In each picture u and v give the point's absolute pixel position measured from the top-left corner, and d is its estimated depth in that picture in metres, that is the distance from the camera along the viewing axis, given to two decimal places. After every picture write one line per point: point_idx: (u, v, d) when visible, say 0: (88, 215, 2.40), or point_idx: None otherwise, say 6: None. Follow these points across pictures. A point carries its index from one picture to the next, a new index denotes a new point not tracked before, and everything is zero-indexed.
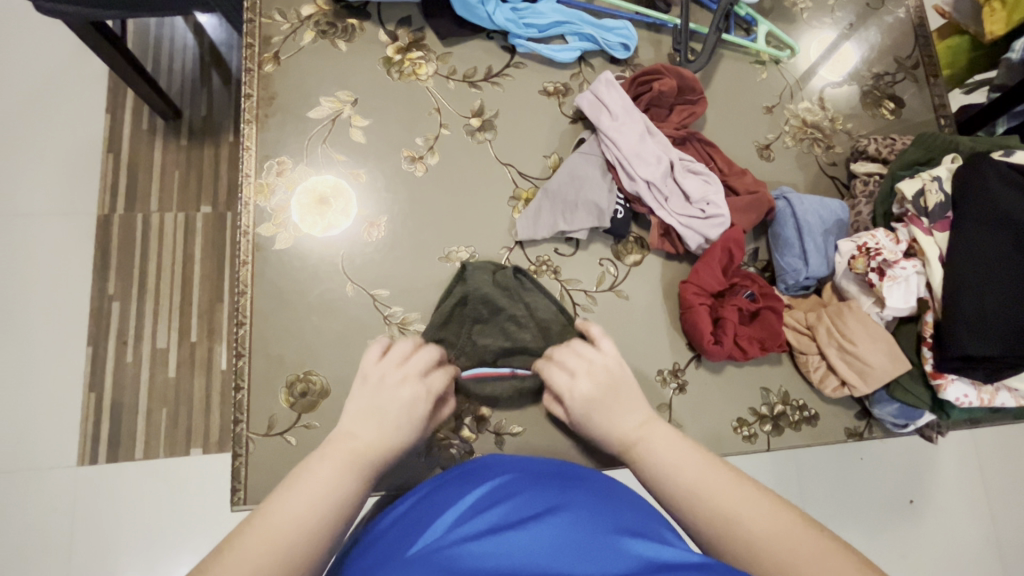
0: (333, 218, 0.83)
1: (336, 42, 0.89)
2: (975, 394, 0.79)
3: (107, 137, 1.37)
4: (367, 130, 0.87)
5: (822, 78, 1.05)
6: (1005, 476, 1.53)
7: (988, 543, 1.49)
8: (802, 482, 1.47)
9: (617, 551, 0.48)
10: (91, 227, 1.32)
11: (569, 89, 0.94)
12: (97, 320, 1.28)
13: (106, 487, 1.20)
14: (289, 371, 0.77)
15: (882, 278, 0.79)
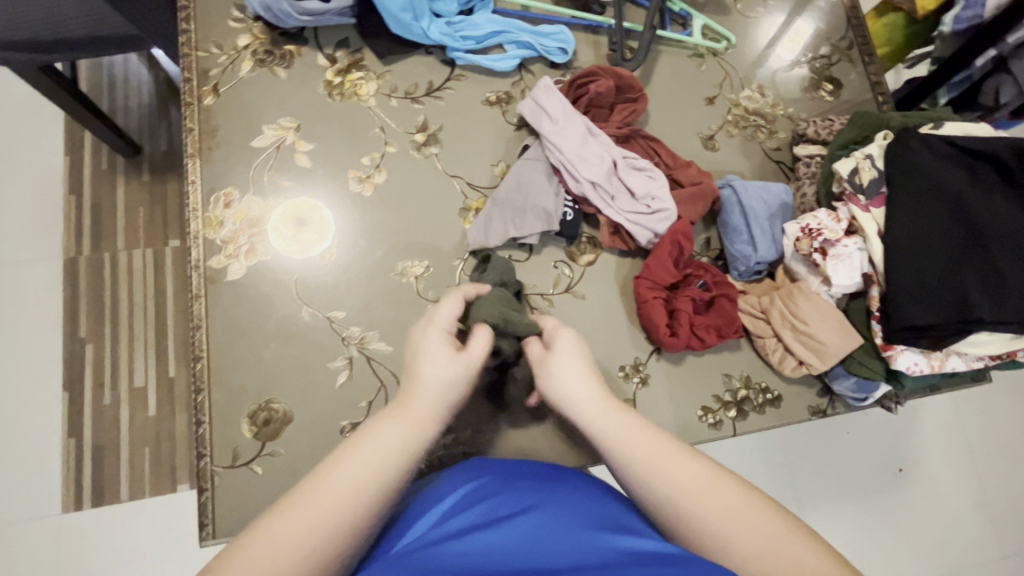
0: (310, 229, 0.85)
1: (275, 69, 0.89)
2: (924, 361, 0.81)
3: (68, 180, 1.36)
4: (312, 155, 0.87)
5: (777, 57, 1.08)
6: (985, 435, 1.57)
7: (975, 504, 1.52)
8: (790, 462, 1.49)
9: (597, 544, 0.50)
10: (56, 272, 1.31)
11: (511, 97, 0.95)
12: (69, 365, 1.27)
13: (92, 532, 1.19)
14: (249, 402, 0.77)
15: (825, 257, 0.81)
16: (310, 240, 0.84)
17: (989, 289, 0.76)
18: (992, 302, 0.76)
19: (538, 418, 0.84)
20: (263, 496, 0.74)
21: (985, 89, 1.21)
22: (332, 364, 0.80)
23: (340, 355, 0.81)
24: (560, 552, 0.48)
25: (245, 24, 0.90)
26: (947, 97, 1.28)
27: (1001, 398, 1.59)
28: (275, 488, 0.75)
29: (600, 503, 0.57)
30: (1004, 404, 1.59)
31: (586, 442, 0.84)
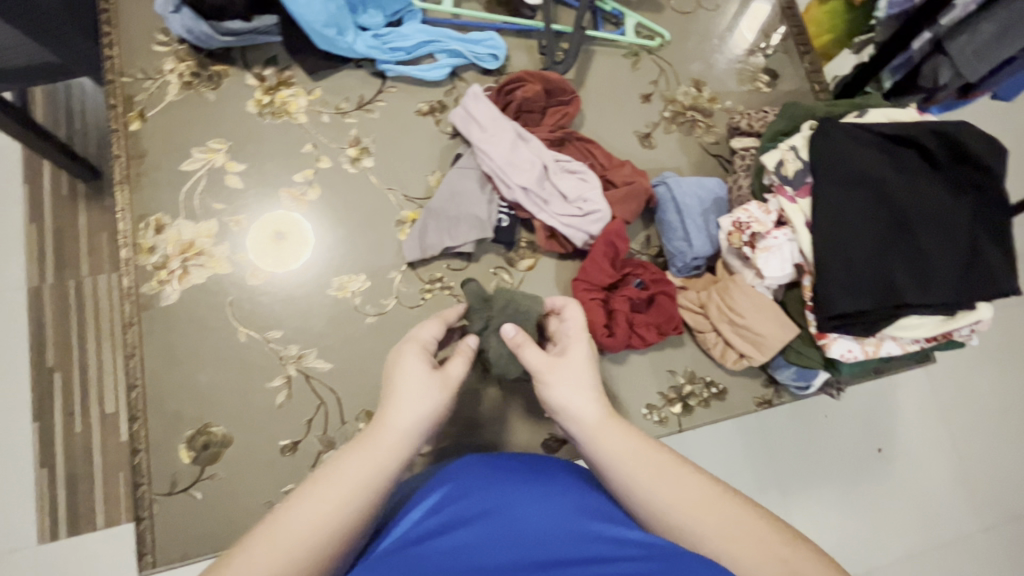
0: (292, 230, 0.87)
1: (202, 91, 0.89)
2: (858, 348, 0.82)
3: (29, 208, 1.34)
4: (244, 175, 0.87)
5: (740, 34, 1.11)
6: (959, 408, 1.57)
7: (955, 479, 1.52)
8: (769, 450, 1.47)
9: (580, 534, 0.54)
10: (14, 302, 1.29)
11: (444, 106, 0.96)
12: (35, 394, 1.25)
13: (68, 563, 1.18)
14: (186, 427, 0.77)
15: (755, 249, 0.82)
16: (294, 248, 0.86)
17: (916, 274, 0.78)
18: (919, 287, 0.77)
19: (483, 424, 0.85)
20: (203, 521, 0.74)
21: (924, 72, 1.22)
22: (271, 384, 0.80)
23: (279, 375, 0.81)
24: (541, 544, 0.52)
25: (170, 48, 0.90)
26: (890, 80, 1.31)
27: (975, 371, 1.60)
28: (216, 511, 0.74)
29: (579, 489, 0.61)
30: (976, 376, 1.59)
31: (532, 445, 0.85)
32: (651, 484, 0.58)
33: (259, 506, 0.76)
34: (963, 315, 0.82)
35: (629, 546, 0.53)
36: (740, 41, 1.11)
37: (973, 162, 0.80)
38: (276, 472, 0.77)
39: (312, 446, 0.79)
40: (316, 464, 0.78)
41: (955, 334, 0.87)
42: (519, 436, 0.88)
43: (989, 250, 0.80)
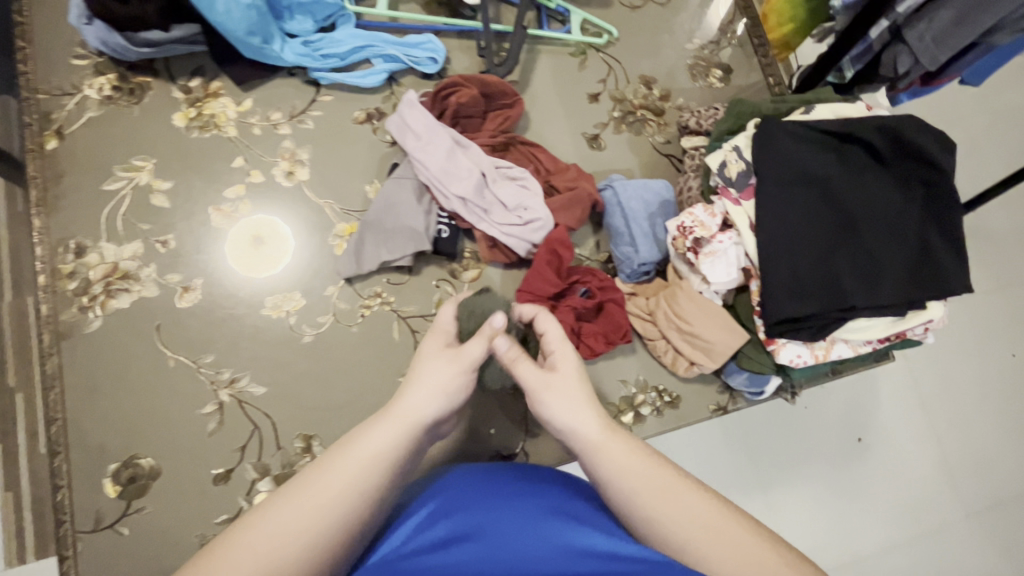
0: (268, 232, 0.85)
1: (124, 106, 0.85)
2: (807, 352, 0.80)
3: None
4: (170, 193, 0.84)
5: (715, 11, 1.10)
6: (964, 385, 1.33)
7: (963, 475, 1.28)
8: (746, 446, 1.23)
9: (579, 551, 0.48)
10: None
11: (382, 113, 0.92)
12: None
13: None
14: (112, 460, 0.74)
15: (698, 254, 0.80)
16: (273, 253, 0.84)
17: (864, 275, 0.75)
18: (866, 289, 0.75)
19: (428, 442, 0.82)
20: (131, 558, 0.71)
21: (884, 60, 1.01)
22: (202, 411, 0.77)
23: (210, 401, 0.78)
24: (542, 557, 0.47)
25: (90, 61, 0.86)
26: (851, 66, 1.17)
27: (987, 350, 1.36)
28: (144, 547, 0.72)
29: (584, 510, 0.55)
30: (981, 345, 1.36)
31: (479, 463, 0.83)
32: (653, 502, 0.50)
33: (190, 539, 0.73)
34: (915, 315, 0.80)
35: (633, 563, 0.46)
36: (716, 18, 1.10)
37: (920, 156, 0.78)
38: (207, 503, 0.74)
39: (246, 474, 0.76)
40: (251, 493, 0.76)
41: (910, 333, 0.85)
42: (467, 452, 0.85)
43: (941, 247, 0.77)
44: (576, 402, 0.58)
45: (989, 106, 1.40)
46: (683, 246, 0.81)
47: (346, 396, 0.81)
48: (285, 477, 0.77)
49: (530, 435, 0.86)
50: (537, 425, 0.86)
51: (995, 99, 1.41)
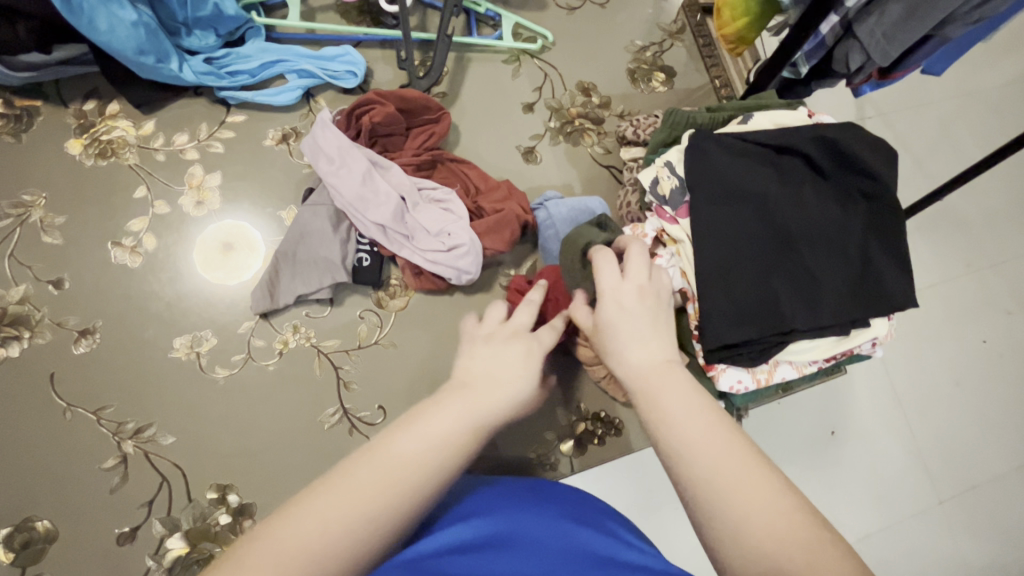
0: (222, 234, 0.81)
1: (10, 135, 0.79)
2: (749, 377, 0.76)
3: None
4: (63, 230, 0.78)
5: None
6: (971, 374, 1.12)
7: (939, 470, 1.06)
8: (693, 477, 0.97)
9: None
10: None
11: (299, 132, 0.86)
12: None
13: None
14: (4, 524, 0.68)
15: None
16: (243, 246, 0.81)
17: (802, 296, 0.71)
18: (805, 309, 0.71)
19: None
20: None
21: (836, 57, 0.88)
22: (103, 466, 0.72)
23: (112, 455, 0.72)
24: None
25: None
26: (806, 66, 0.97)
27: (962, 331, 1.14)
28: None
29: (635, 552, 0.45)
30: (991, 328, 1.15)
31: None
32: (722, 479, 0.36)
33: None
34: (859, 332, 0.76)
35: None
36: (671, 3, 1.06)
37: (859, 167, 0.74)
38: (112, 565, 0.69)
39: (153, 530, 0.71)
40: (160, 551, 0.70)
41: (858, 350, 0.81)
42: None
43: (882, 259, 0.73)
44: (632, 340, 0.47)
45: (960, 92, 1.32)
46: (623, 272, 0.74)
47: (265, 439, 0.76)
48: (197, 532, 0.71)
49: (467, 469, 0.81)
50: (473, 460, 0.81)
51: (965, 82, 1.33)
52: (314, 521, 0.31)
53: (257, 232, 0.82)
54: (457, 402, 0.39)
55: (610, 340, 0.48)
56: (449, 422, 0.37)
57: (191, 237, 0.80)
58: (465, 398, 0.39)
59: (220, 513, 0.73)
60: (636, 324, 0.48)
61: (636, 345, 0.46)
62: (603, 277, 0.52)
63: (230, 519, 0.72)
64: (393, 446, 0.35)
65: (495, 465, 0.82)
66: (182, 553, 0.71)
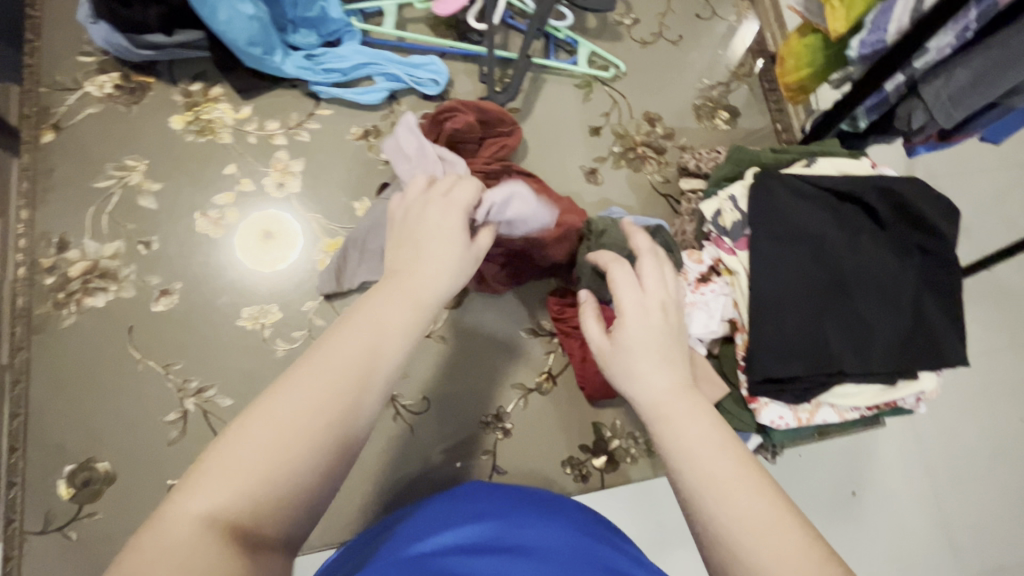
0: (270, 222, 0.86)
1: (123, 105, 0.86)
2: (790, 415, 0.76)
3: None
4: (158, 195, 0.84)
5: (744, 38, 1.10)
6: (1010, 447, 1.10)
7: (967, 542, 1.04)
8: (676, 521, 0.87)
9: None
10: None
11: (379, 131, 0.92)
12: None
13: None
14: (70, 461, 0.73)
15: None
16: (284, 236, 0.85)
17: (853, 341, 0.72)
18: (854, 354, 0.72)
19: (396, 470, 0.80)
20: (78, 564, 0.70)
21: (898, 114, 0.88)
22: (165, 419, 0.76)
23: (174, 409, 0.76)
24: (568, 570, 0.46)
25: (95, 58, 0.87)
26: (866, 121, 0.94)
27: (1004, 403, 1.12)
28: (92, 553, 0.71)
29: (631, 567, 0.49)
30: None
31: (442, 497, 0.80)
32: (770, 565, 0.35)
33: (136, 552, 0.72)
34: (905, 385, 0.76)
35: None
36: (741, 47, 1.09)
37: (919, 222, 0.75)
38: None
39: None
40: None
41: (901, 402, 0.81)
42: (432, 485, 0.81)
43: (934, 316, 0.74)
44: (654, 367, 0.47)
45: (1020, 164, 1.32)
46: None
47: None
48: None
49: (500, 470, 0.83)
50: (507, 461, 0.83)
51: None
52: (273, 434, 0.31)
53: (297, 225, 0.86)
54: (394, 289, 0.41)
55: (624, 368, 0.48)
56: (391, 307, 0.39)
57: (235, 224, 0.85)
58: (399, 285, 0.42)
59: None
60: (650, 346, 0.48)
61: (647, 369, 0.47)
62: (621, 290, 0.51)
63: None
64: (341, 344, 0.35)
65: (527, 471, 0.84)
66: None
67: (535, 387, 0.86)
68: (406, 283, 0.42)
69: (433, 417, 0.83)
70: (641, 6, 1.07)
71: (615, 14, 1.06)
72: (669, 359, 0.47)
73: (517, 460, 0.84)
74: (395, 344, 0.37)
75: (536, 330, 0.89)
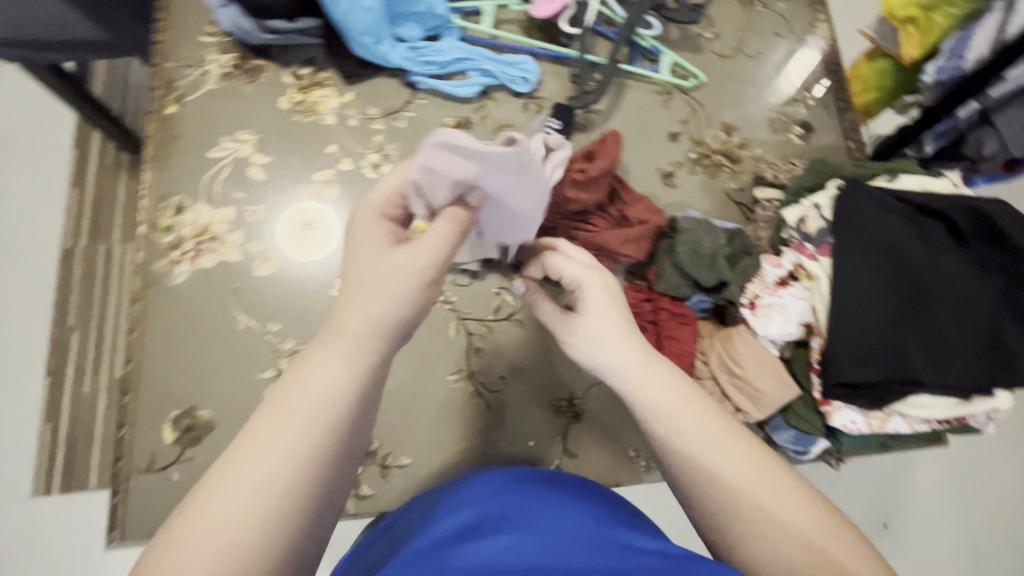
0: (306, 213, 0.89)
1: (240, 83, 0.93)
2: (862, 420, 0.78)
3: (74, 173, 1.46)
4: (267, 167, 0.90)
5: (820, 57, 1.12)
6: None
7: None
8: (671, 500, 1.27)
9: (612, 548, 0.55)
10: (50, 260, 1.41)
11: (471, 123, 0.97)
12: (53, 352, 1.35)
13: (73, 515, 1.27)
14: (174, 408, 0.78)
15: (754, 309, 0.82)
16: (324, 227, 0.89)
17: (931, 351, 0.74)
18: (932, 364, 0.73)
19: (469, 444, 0.84)
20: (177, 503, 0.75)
21: (968, 141, 1.03)
22: (263, 375, 0.81)
23: (270, 368, 0.81)
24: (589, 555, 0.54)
25: (217, 39, 0.93)
26: (932, 146, 1.09)
27: None
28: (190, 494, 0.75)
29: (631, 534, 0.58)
30: None
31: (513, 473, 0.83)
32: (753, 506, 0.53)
33: None
34: (980, 401, 0.77)
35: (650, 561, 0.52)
36: (817, 66, 1.12)
37: (1003, 241, 0.76)
38: None
39: None
40: None
41: (971, 419, 0.82)
42: (504, 461, 0.84)
43: (1017, 334, 0.75)
44: (614, 337, 0.61)
45: None
46: (741, 280, 0.83)
47: (398, 383, 0.84)
48: None
49: (570, 454, 0.85)
50: (576, 445, 0.86)
51: None
52: (241, 482, 0.44)
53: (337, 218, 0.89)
54: (334, 353, 0.50)
55: (586, 348, 0.62)
56: (329, 374, 0.49)
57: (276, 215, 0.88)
58: (337, 331, 0.51)
59: None
60: (605, 332, 0.61)
61: (611, 354, 0.60)
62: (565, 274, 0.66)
63: None
64: (294, 400, 0.47)
65: (594, 457, 0.86)
66: None
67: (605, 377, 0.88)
68: (341, 348, 0.50)
69: (508, 397, 0.86)
70: (722, 20, 1.11)
71: (697, 27, 1.09)
72: (620, 339, 0.61)
73: (586, 445, 0.86)
74: (339, 397, 0.48)
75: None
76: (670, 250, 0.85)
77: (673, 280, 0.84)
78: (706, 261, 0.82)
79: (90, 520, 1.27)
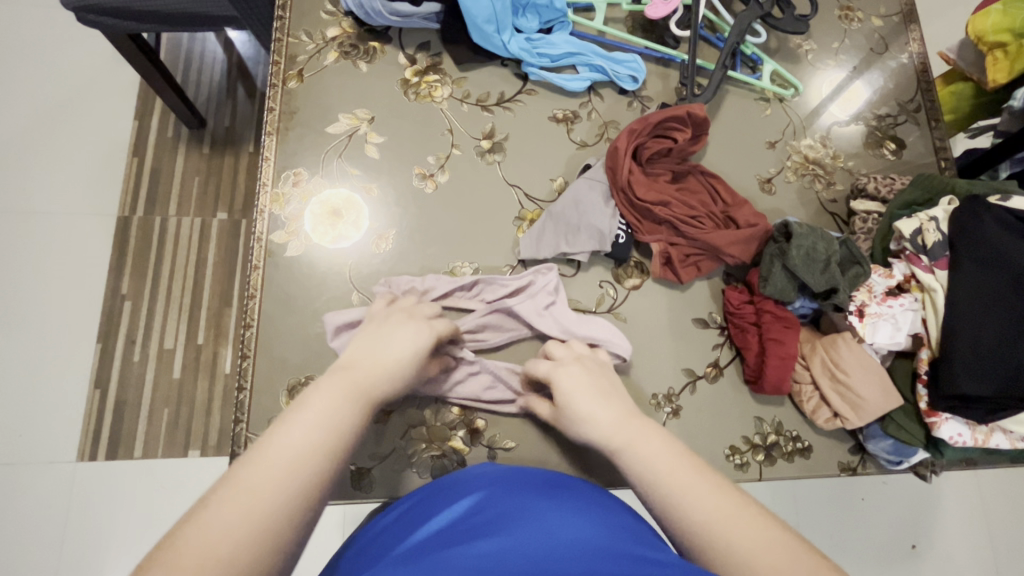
0: (335, 199, 0.87)
1: (358, 63, 0.94)
2: (968, 433, 0.80)
3: (133, 142, 1.37)
4: (381, 147, 0.91)
5: (919, 74, 1.13)
6: None
7: None
8: None
9: (587, 553, 0.50)
10: (105, 228, 1.31)
11: (578, 117, 0.98)
12: (106, 319, 1.25)
13: (103, 487, 1.15)
14: (291, 375, 0.80)
15: (862, 318, 0.83)
16: (351, 219, 0.87)
17: None
18: None
19: (569, 430, 0.84)
20: None
21: None
22: None
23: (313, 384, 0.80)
24: (588, 564, 0.48)
25: (337, 18, 0.95)
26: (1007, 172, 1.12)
27: None
28: None
29: (618, 538, 0.54)
30: None
31: (610, 464, 0.83)
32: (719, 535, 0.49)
33: (344, 466, 0.78)
34: None
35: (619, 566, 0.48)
36: (915, 83, 1.12)
37: None
38: (367, 436, 0.80)
39: (402, 417, 0.81)
40: (405, 435, 0.81)
41: None
42: (601, 451, 0.84)
43: None
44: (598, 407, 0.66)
45: None
46: (850, 287, 0.84)
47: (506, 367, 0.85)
48: (437, 431, 0.81)
49: None
50: None
51: None
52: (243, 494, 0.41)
53: (359, 195, 0.88)
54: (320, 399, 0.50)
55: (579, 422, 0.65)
56: (321, 410, 0.49)
57: (311, 200, 0.87)
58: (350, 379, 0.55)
59: (457, 419, 0.82)
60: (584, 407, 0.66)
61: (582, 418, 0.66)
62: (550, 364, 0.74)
63: (459, 422, 0.82)
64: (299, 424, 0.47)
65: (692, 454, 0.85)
66: (417, 441, 0.81)
67: (703, 375, 0.88)
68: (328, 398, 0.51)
69: None
70: (819, 34, 1.13)
71: (796, 38, 1.11)
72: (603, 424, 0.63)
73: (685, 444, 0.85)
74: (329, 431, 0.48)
75: (706, 320, 0.91)
76: (781, 253, 0.85)
77: (781, 283, 0.84)
78: (820, 269, 0.83)
79: (117, 497, 1.15)
